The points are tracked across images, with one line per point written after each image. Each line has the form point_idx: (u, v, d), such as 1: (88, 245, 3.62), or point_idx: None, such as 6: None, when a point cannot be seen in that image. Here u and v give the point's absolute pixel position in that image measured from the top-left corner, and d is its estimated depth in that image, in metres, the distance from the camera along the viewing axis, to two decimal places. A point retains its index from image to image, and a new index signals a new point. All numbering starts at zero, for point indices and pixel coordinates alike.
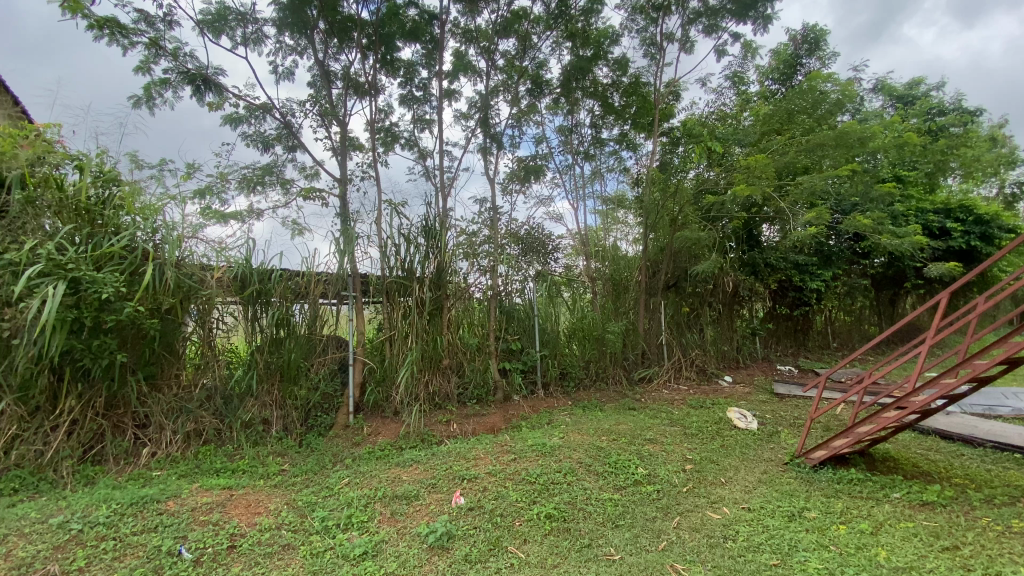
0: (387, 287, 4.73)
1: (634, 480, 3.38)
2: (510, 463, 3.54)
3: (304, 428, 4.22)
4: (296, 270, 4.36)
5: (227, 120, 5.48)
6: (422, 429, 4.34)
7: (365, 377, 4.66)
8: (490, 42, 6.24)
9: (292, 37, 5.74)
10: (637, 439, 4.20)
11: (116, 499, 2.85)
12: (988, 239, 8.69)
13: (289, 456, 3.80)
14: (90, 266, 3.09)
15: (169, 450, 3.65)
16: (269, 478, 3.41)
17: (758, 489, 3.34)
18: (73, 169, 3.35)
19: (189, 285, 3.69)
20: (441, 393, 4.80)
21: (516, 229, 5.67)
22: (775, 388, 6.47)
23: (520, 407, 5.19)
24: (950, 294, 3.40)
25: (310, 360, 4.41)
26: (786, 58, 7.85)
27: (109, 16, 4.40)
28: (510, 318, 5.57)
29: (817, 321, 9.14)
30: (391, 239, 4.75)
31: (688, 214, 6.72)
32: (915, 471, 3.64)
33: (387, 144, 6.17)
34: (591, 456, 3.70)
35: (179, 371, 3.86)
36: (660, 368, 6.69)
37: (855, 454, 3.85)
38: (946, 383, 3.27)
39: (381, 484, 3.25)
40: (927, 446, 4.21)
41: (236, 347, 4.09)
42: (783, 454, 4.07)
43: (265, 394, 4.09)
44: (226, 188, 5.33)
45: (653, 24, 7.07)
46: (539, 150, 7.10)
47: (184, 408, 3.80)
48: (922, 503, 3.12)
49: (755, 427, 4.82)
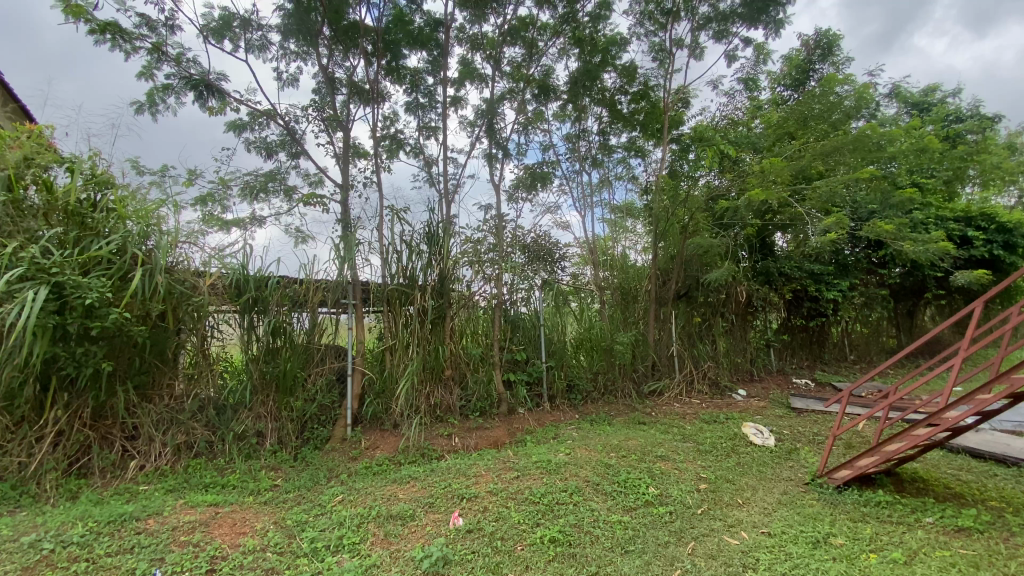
0: (389, 294, 4.59)
1: (644, 501, 3.17)
2: (513, 481, 3.34)
3: (299, 441, 4.06)
4: (294, 277, 4.22)
5: (231, 126, 5.41)
6: (422, 443, 4.17)
7: (364, 388, 4.49)
8: (496, 49, 6.16)
9: (297, 43, 5.69)
10: (647, 455, 3.98)
11: (95, 516, 2.71)
12: (1012, 248, 8.45)
13: (283, 471, 3.64)
14: (76, 270, 2.98)
15: (158, 464, 3.53)
16: (258, 495, 3.25)
17: (778, 511, 3.12)
18: (63, 171, 3.25)
19: (180, 293, 3.58)
20: (443, 405, 4.63)
21: (522, 237, 5.50)
22: (792, 402, 6.22)
23: (526, 421, 4.99)
24: (985, 303, 3.14)
25: (307, 370, 4.25)
26: (798, 64, 7.69)
27: (110, 21, 4.36)
28: (515, 328, 5.39)
29: (833, 333, 8.85)
30: (393, 246, 4.63)
31: (699, 221, 6.54)
32: (947, 493, 3.39)
33: (391, 151, 6.07)
34: (599, 474, 3.50)
35: (171, 380, 3.73)
36: (671, 381, 6.47)
37: (881, 474, 3.61)
38: (981, 399, 3.04)
39: (376, 502, 3.08)
40: (957, 465, 3.95)
41: (230, 356, 3.95)
42: (802, 473, 3.84)
43: (260, 406, 3.95)
44: (228, 194, 5.25)
45: (661, 29, 6.97)
46: (546, 158, 6.99)
47: (176, 419, 3.67)
48: (956, 528, 2.89)
49: (772, 443, 4.59)
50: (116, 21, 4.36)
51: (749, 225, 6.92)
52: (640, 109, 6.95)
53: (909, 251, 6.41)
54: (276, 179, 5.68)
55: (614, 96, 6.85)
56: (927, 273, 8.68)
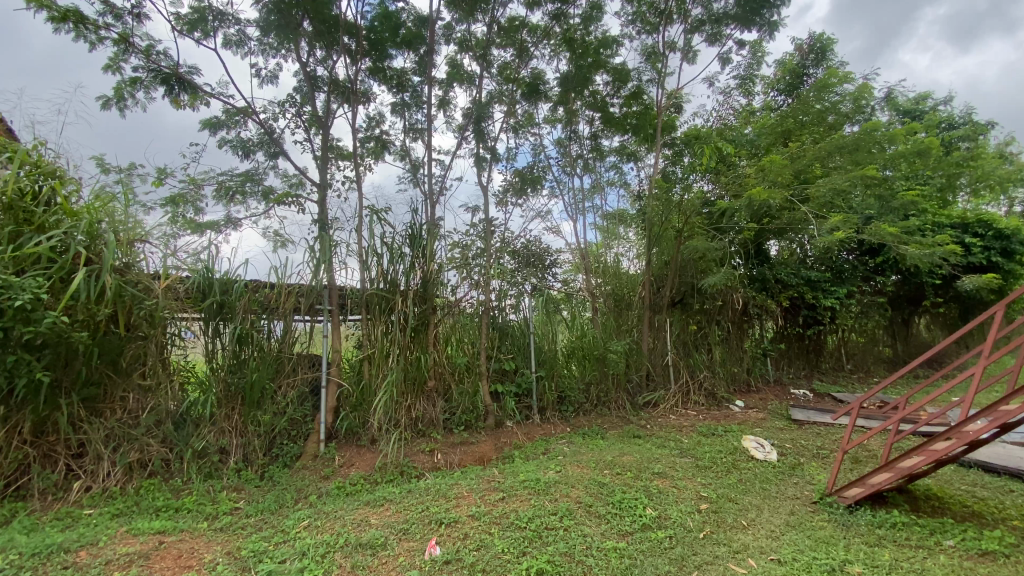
0: (368, 299, 4.30)
1: (641, 523, 2.89)
2: (497, 503, 3.04)
3: (267, 459, 3.74)
4: (265, 281, 3.94)
5: (205, 124, 5.06)
6: (402, 459, 3.87)
7: (339, 402, 4.18)
8: (485, 50, 5.93)
9: (276, 40, 5.42)
10: (643, 472, 3.71)
11: (20, 547, 2.39)
12: (1010, 254, 8.36)
13: (246, 492, 3.34)
14: (8, 268, 2.69)
15: (106, 484, 3.21)
16: (214, 521, 2.93)
17: (787, 535, 2.86)
18: (4, 161, 2.95)
19: (130, 295, 3.24)
20: (424, 419, 4.33)
21: (512, 241, 5.25)
22: (793, 413, 5.97)
23: (514, 435, 4.70)
24: (1004, 307, 2.91)
25: (277, 382, 3.94)
26: (792, 68, 7.51)
27: (72, 8, 4.10)
28: (503, 335, 5.11)
29: (830, 342, 8.66)
30: (373, 248, 4.36)
31: (694, 225, 6.34)
32: (965, 512, 3.15)
33: (376, 153, 5.80)
34: (591, 494, 3.22)
35: (125, 392, 3.42)
36: (666, 393, 6.20)
37: (893, 492, 3.36)
38: (1003, 412, 2.81)
39: (345, 528, 2.77)
40: (971, 481, 3.71)
41: (193, 366, 3.64)
42: (809, 491, 3.59)
43: (223, 420, 3.64)
44: (200, 195, 4.94)
45: (654, 31, 6.79)
46: (537, 162, 6.77)
47: (127, 435, 3.35)
48: (981, 552, 2.63)
49: (774, 458, 4.33)
50: (78, 9, 4.09)
51: (745, 229, 6.72)
52: (632, 112, 6.77)
53: (912, 255, 6.24)
54: (254, 180, 5.35)
55: (606, 99, 6.69)
56: (924, 280, 8.64)
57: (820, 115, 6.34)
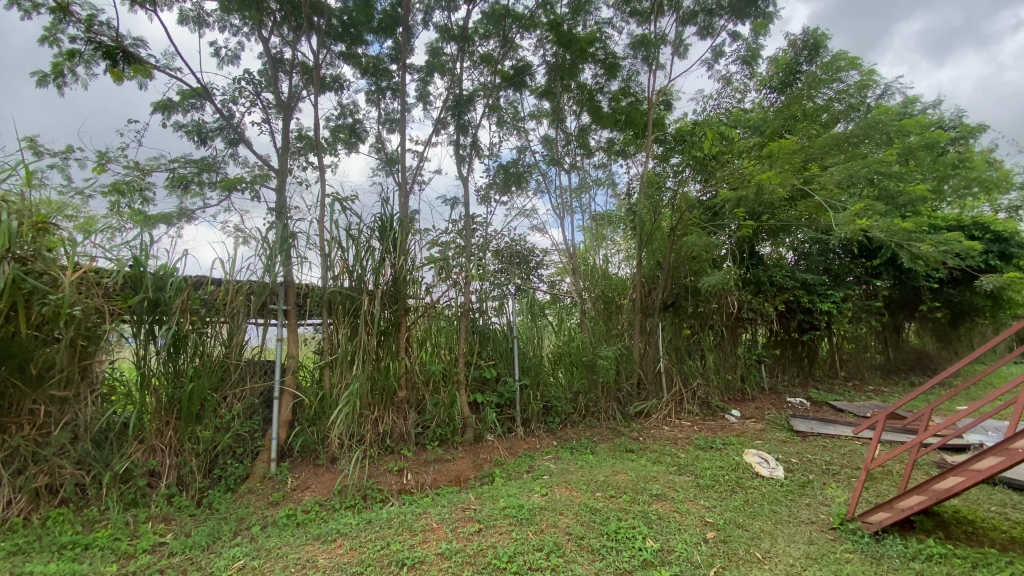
0: (330, 298, 3.84)
1: (642, 559, 2.45)
2: (473, 538, 2.57)
3: (207, 481, 3.24)
4: (208, 276, 3.46)
5: (157, 105, 4.49)
6: (365, 481, 3.39)
7: (294, 414, 3.70)
8: (469, 38, 5.50)
9: (239, 19, 4.92)
10: (640, 495, 3.27)
11: None
12: (1007, 257, 8.22)
13: (177, 524, 2.84)
14: None
15: (6, 515, 2.70)
16: (127, 563, 2.42)
17: (810, 570, 2.46)
18: None
19: (32, 287, 2.71)
20: (394, 434, 3.84)
21: (496, 239, 4.83)
22: (795, 424, 5.60)
23: (495, 450, 4.23)
24: None
25: (222, 392, 3.43)
26: (786, 64, 7.21)
27: None
28: (484, 340, 4.64)
29: (824, 348, 8.38)
30: (337, 240, 3.89)
31: (687, 222, 5.97)
32: (1005, 539, 2.78)
33: (348, 143, 5.34)
34: (582, 523, 2.78)
35: (35, 403, 2.93)
36: (658, 402, 5.80)
37: (921, 516, 2.98)
38: None
39: (284, 571, 2.28)
40: (1000, 501, 3.36)
41: (120, 373, 3.16)
42: (824, 514, 3.20)
43: (156, 437, 3.13)
44: (146, 183, 4.35)
45: (646, 23, 6.37)
46: (523, 159, 6.36)
47: (37, 455, 2.86)
48: None
49: (781, 475, 3.94)
50: None
51: (742, 228, 6.39)
52: (622, 107, 6.41)
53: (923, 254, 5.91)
54: (211, 169, 4.77)
55: (594, 93, 6.33)
56: (920, 284, 8.44)
57: (815, 111, 6.08)
